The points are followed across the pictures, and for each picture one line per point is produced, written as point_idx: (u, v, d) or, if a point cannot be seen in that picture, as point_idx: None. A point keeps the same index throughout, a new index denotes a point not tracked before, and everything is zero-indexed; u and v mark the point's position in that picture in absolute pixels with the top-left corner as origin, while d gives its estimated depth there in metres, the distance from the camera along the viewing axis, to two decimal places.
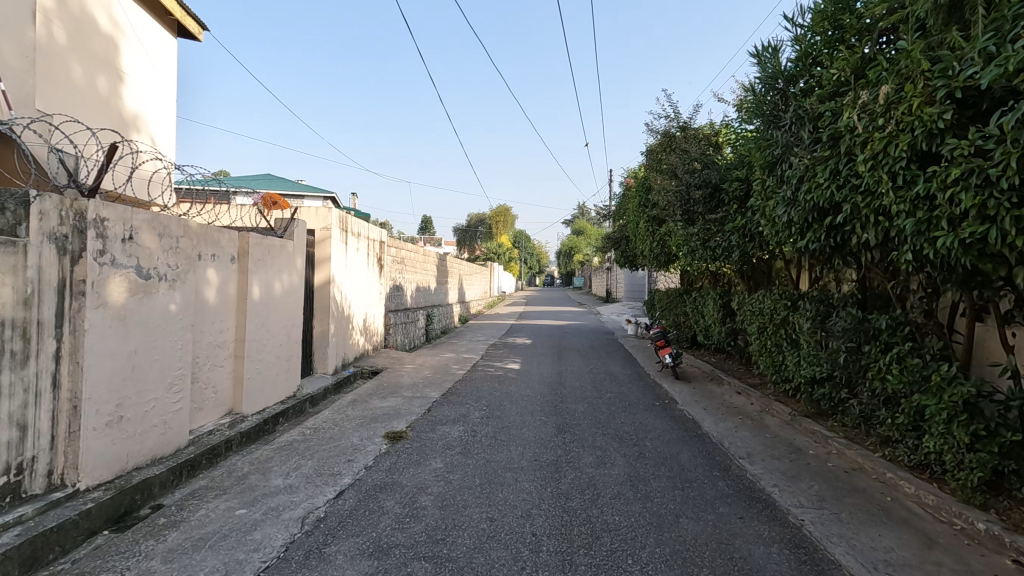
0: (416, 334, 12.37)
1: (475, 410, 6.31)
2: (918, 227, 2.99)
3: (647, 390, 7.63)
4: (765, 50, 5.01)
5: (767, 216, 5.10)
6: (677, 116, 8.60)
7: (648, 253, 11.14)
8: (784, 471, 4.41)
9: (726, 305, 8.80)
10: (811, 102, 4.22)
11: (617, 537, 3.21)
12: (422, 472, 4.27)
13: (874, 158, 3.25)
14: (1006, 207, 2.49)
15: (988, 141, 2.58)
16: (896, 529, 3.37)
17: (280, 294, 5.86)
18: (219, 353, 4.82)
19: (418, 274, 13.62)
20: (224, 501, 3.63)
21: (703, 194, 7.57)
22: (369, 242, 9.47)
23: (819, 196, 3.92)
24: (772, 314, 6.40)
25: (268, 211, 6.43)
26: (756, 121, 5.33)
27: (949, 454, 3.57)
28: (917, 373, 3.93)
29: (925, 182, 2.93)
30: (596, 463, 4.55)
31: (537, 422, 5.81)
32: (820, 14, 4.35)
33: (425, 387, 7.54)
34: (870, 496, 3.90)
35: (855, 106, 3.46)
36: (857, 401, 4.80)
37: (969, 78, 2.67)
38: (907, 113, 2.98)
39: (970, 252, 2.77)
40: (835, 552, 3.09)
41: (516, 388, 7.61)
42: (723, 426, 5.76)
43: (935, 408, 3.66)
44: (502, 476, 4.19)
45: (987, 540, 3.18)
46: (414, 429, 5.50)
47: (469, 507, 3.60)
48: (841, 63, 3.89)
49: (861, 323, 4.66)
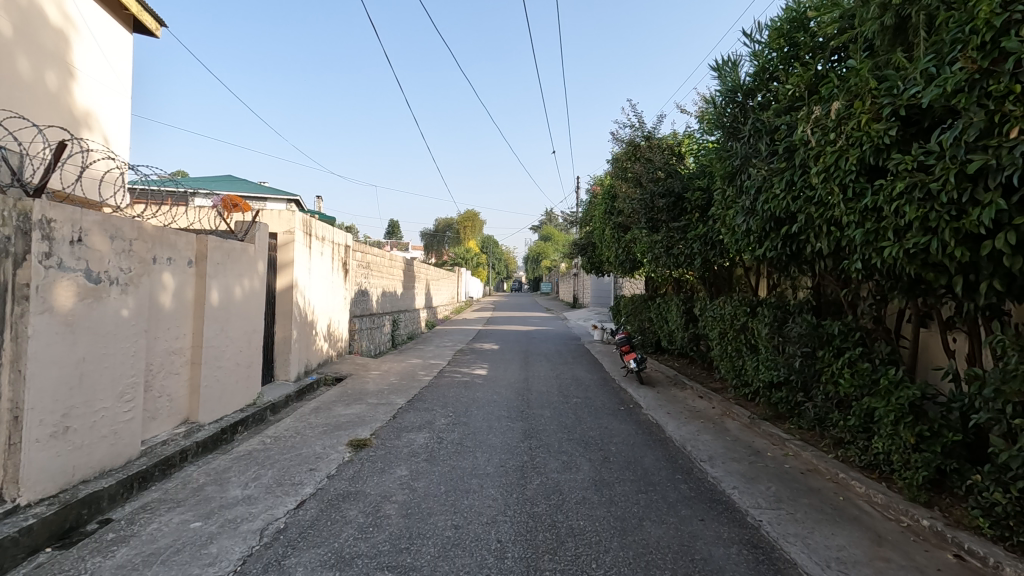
0: (381, 339, 12.20)
1: (441, 416, 6.26)
2: (867, 237, 3.13)
3: (612, 395, 7.71)
4: (725, 64, 5.15)
5: (728, 225, 5.25)
6: (642, 126, 8.73)
7: (613, 259, 11.27)
8: (743, 474, 4.52)
9: (689, 310, 9.01)
10: (768, 115, 4.37)
11: (582, 541, 3.23)
12: (386, 480, 4.20)
13: (826, 171, 3.40)
14: (947, 219, 2.59)
15: (929, 156, 2.71)
16: (848, 528, 3.50)
17: (241, 299, 5.71)
18: (175, 360, 4.66)
19: (384, 278, 13.43)
20: (178, 514, 3.50)
21: (666, 203, 7.67)
22: (334, 246, 9.32)
23: (776, 206, 4.08)
24: (732, 320, 6.58)
25: (228, 213, 6.24)
26: (717, 132, 5.47)
27: (896, 454, 3.73)
28: (867, 376, 4.12)
29: (872, 195, 3.07)
30: (562, 468, 4.58)
31: (503, 428, 5.80)
32: (777, 31, 4.51)
33: (391, 393, 7.46)
34: (824, 496, 4.04)
35: (808, 120, 3.61)
36: (811, 404, 4.97)
37: (912, 96, 2.80)
38: (856, 129, 3.13)
39: (915, 262, 2.90)
40: (791, 552, 3.18)
41: (483, 394, 7.57)
42: (686, 430, 5.88)
43: (884, 411, 3.82)
44: (467, 483, 4.17)
45: (931, 535, 3.34)
46: (380, 437, 5.41)
47: (435, 514, 3.57)
48: (796, 78, 4.07)
49: (816, 329, 4.85)
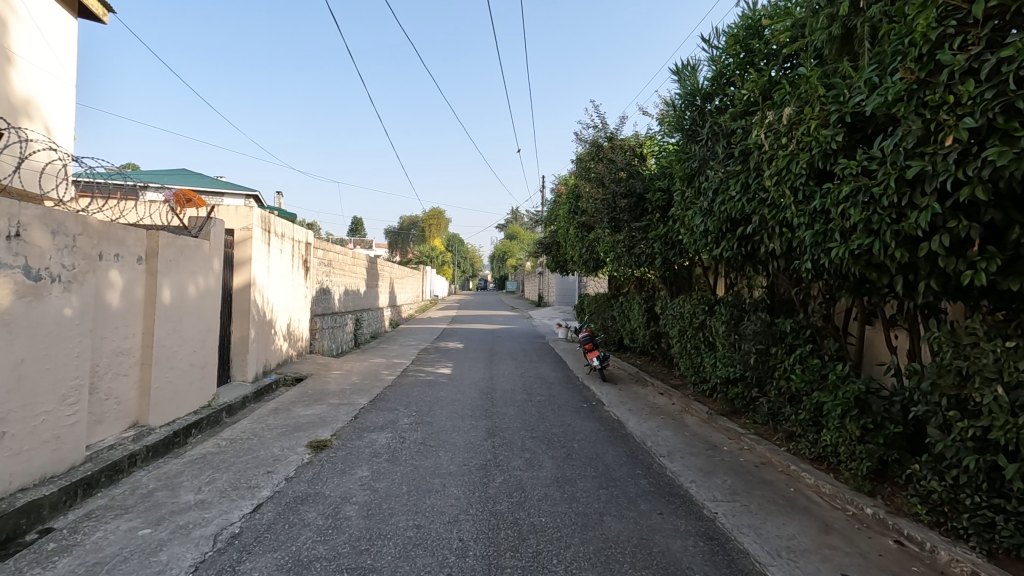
0: (344, 338, 11.98)
1: (405, 416, 6.21)
2: (816, 238, 3.26)
3: (575, 393, 7.80)
4: (685, 68, 5.27)
5: (687, 225, 5.38)
6: (605, 127, 8.84)
7: (577, 259, 11.38)
8: (700, 468, 4.65)
9: (651, 309, 9.19)
10: (725, 119, 4.51)
11: (544, 538, 3.26)
12: (347, 481, 4.15)
13: (778, 174, 3.53)
14: (888, 221, 2.70)
15: (872, 162, 2.83)
16: (798, 518, 3.64)
17: (195, 298, 5.53)
18: (124, 361, 4.47)
19: (346, 277, 13.20)
20: (126, 521, 3.36)
21: (628, 203, 7.77)
22: (294, 243, 9.11)
23: (732, 207, 4.21)
24: (692, 318, 6.74)
25: (180, 209, 6.01)
26: (677, 134, 5.60)
27: (843, 446, 3.89)
28: (817, 372, 4.31)
29: (821, 198, 3.20)
30: (525, 465, 4.61)
31: (466, 427, 5.79)
32: (733, 37, 4.65)
33: (353, 393, 7.35)
34: (777, 487, 4.19)
35: (763, 125, 3.75)
36: (765, 399, 5.14)
37: (857, 104, 2.92)
38: (806, 134, 3.26)
39: (859, 262, 3.03)
40: (744, 542, 3.29)
41: (447, 393, 7.53)
42: (647, 426, 5.99)
43: (832, 404, 3.99)
44: (430, 482, 4.14)
45: (874, 523, 3.51)
46: (341, 437, 5.33)
47: (396, 515, 3.54)
48: (751, 84, 4.21)
49: (770, 326, 5.03)
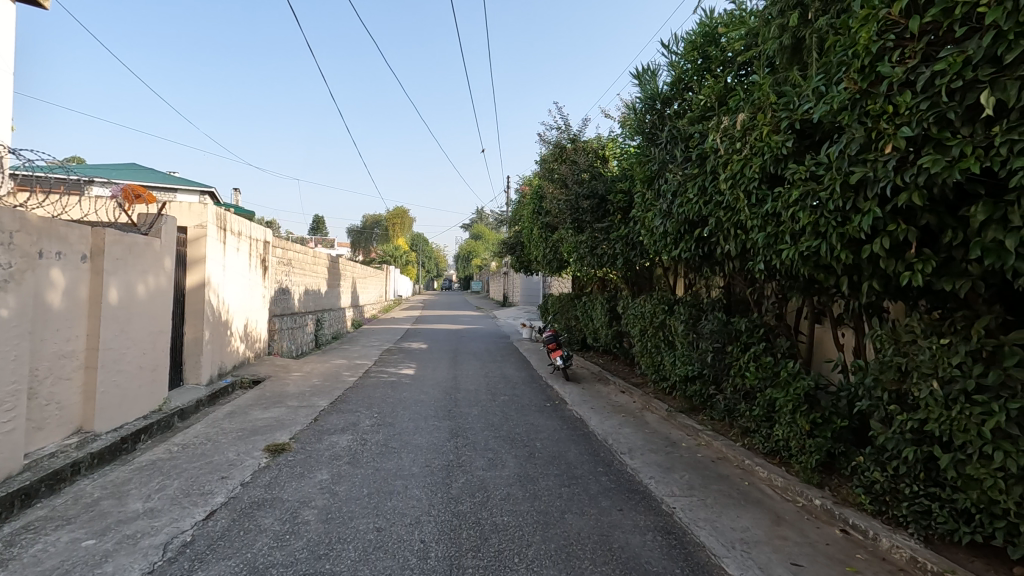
0: (304, 339, 11.71)
1: (366, 417, 6.11)
2: (768, 240, 3.38)
3: (539, 392, 7.85)
4: (645, 72, 5.37)
5: (647, 227, 5.49)
6: (568, 128, 8.92)
7: (541, 259, 11.44)
8: (660, 464, 4.75)
9: (613, 309, 9.33)
10: (683, 123, 4.63)
11: (505, 537, 3.27)
12: (305, 485, 4.06)
13: (733, 177, 3.65)
14: (833, 224, 2.83)
15: (819, 168, 2.95)
16: (751, 510, 3.77)
17: (145, 298, 5.31)
18: (66, 364, 4.25)
19: (307, 277, 12.90)
20: (68, 532, 3.20)
21: (590, 204, 7.87)
22: (252, 241, 8.85)
23: (690, 209, 4.32)
24: (652, 318, 6.87)
25: (129, 205, 5.76)
26: (637, 137, 5.70)
27: (794, 440, 4.05)
28: (769, 369, 4.48)
29: (772, 201, 3.33)
30: (488, 465, 4.61)
31: (429, 428, 5.74)
32: (691, 43, 4.78)
33: (313, 395, 7.19)
34: (732, 481, 4.32)
35: (719, 130, 3.87)
36: (722, 396, 5.30)
37: (805, 112, 3.04)
38: (759, 140, 3.38)
39: (808, 263, 3.15)
40: (700, 535, 3.39)
41: (410, 393, 7.46)
42: (609, 424, 6.09)
43: (784, 400, 4.15)
44: (392, 484, 4.10)
45: (822, 513, 3.66)
46: (300, 440, 5.21)
47: (356, 518, 3.49)
48: (707, 90, 4.34)
49: (726, 325, 5.18)
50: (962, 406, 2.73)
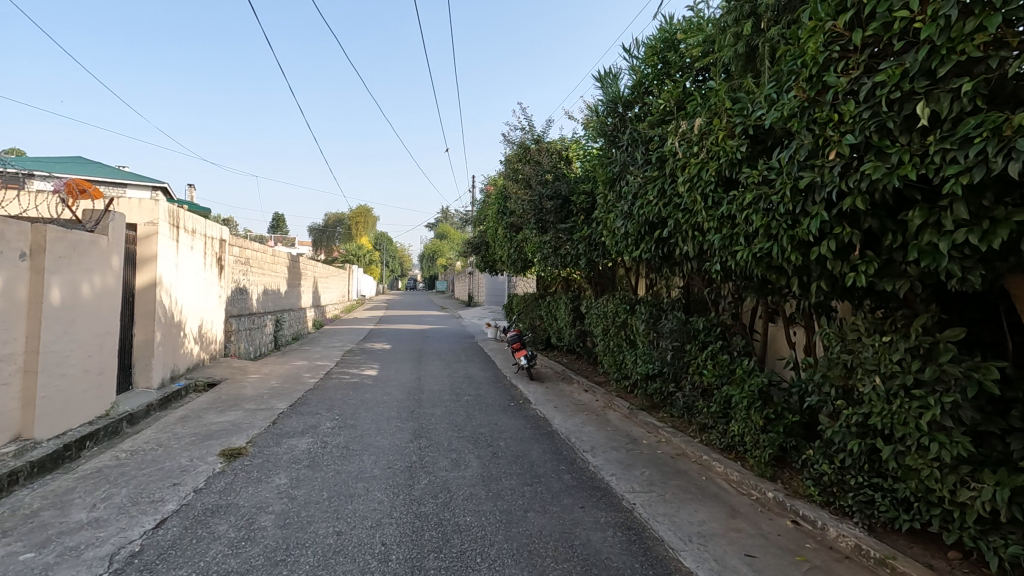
0: (262, 341, 11.40)
1: (327, 419, 6.01)
2: (724, 242, 3.49)
3: (503, 392, 7.86)
4: (607, 76, 5.45)
5: (609, 228, 5.58)
6: (532, 129, 8.97)
7: (505, 259, 11.45)
8: (622, 461, 4.83)
9: (576, 308, 9.43)
10: (643, 126, 4.72)
11: (467, 537, 3.27)
12: (262, 490, 3.96)
13: (691, 181, 3.75)
14: (784, 227, 2.94)
15: (771, 173, 3.06)
16: (708, 504, 3.88)
17: (90, 298, 5.07)
18: (2, 368, 4.02)
19: (265, 276, 12.55)
20: (4, 545, 3.03)
21: (554, 205, 7.94)
22: (207, 239, 8.56)
23: (650, 211, 4.42)
24: (615, 317, 6.98)
25: (73, 201, 5.49)
26: (599, 139, 5.78)
27: (749, 435, 4.19)
28: (726, 367, 4.63)
29: (728, 204, 3.43)
30: (450, 465, 4.59)
31: (392, 429, 5.68)
32: (651, 49, 4.87)
33: (271, 398, 7.01)
34: (690, 477, 4.44)
35: (677, 134, 3.97)
36: (681, 393, 5.42)
37: (758, 118, 3.15)
38: (715, 144, 3.48)
39: (761, 264, 3.27)
40: (659, 530, 3.46)
41: (373, 395, 7.35)
42: (572, 423, 6.16)
43: (739, 397, 4.28)
44: (353, 487, 4.04)
45: (774, 505, 3.80)
46: (257, 444, 5.07)
47: (315, 522, 3.42)
48: (666, 94, 4.44)
49: (684, 325, 5.30)
50: (901, 400, 2.88)
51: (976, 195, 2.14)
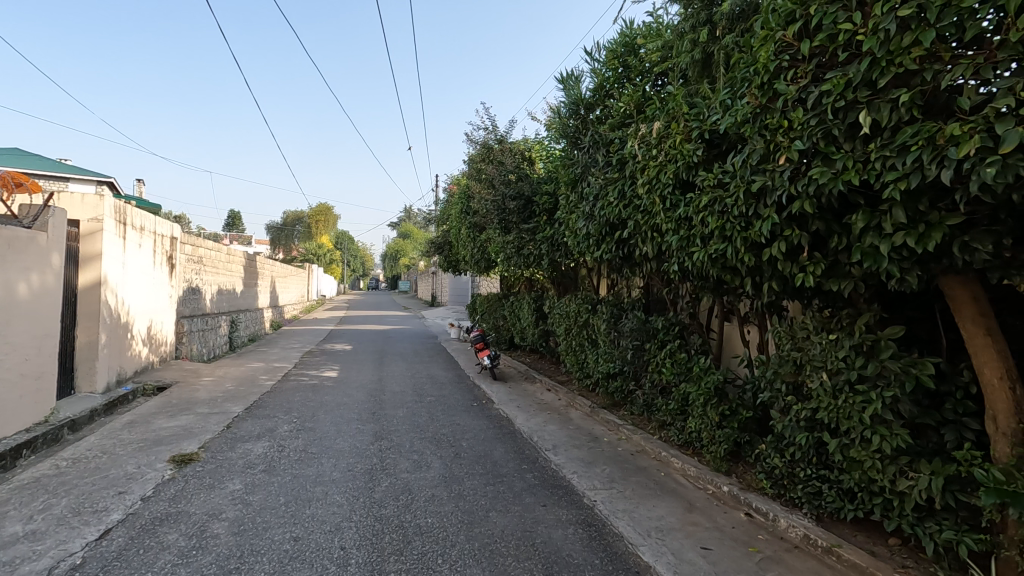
0: (217, 342, 11.01)
1: (285, 422, 5.85)
2: (681, 243, 3.58)
3: (466, 392, 7.83)
4: (569, 78, 5.50)
5: (571, 229, 5.64)
6: (495, 129, 8.97)
7: (469, 259, 11.42)
8: (583, 459, 4.89)
9: (539, 308, 9.48)
10: (604, 129, 4.79)
11: (429, 538, 3.25)
12: (215, 496, 3.82)
13: (650, 183, 3.84)
14: (738, 229, 3.04)
15: (725, 176, 3.16)
16: (666, 500, 3.97)
17: (27, 298, 4.79)
18: None
19: (220, 275, 12.13)
20: None
21: (517, 205, 7.98)
22: (156, 237, 8.21)
23: (610, 212, 4.49)
24: (577, 317, 7.06)
25: (8, 195, 5.16)
26: (562, 140, 5.83)
27: (706, 431, 4.31)
28: (683, 365, 4.75)
29: (685, 206, 3.52)
30: (412, 467, 4.55)
31: (352, 432, 5.58)
32: (612, 52, 4.95)
33: (225, 401, 6.78)
34: (649, 473, 4.53)
35: (637, 137, 4.05)
36: (641, 391, 5.53)
37: (713, 123, 3.24)
38: (672, 147, 3.57)
39: (716, 265, 3.37)
40: (619, 526, 3.52)
41: (332, 396, 7.21)
42: (534, 422, 6.19)
43: (697, 393, 4.41)
44: (311, 491, 3.96)
45: (729, 499, 3.92)
46: (210, 449, 4.90)
47: (271, 528, 3.33)
48: (627, 98, 4.52)
49: (644, 324, 5.42)
50: (846, 395, 3.02)
51: (913, 200, 2.26)
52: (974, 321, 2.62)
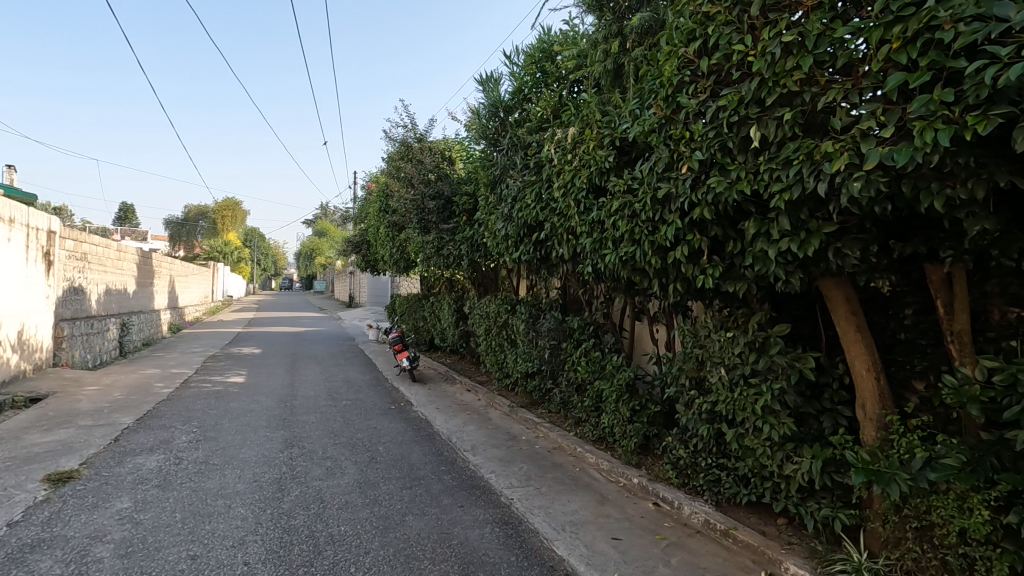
0: (104, 347, 10.01)
1: (183, 433, 5.43)
2: (594, 245, 3.72)
3: (384, 395, 7.66)
4: (488, 79, 5.54)
5: (490, 230, 5.67)
6: (415, 127, 8.85)
7: (387, 259, 11.17)
8: (501, 458, 4.94)
9: (460, 309, 9.46)
10: (522, 132, 4.88)
11: (341, 547, 3.14)
12: (98, 516, 3.48)
13: (565, 187, 3.96)
14: (645, 233, 3.20)
15: (634, 182, 3.32)
16: (580, 494, 4.09)
17: None
18: None
19: (108, 274, 11.03)
20: None
21: (436, 205, 7.92)
22: (29, 230, 7.33)
23: (528, 214, 4.58)
24: (496, 317, 7.12)
25: None
26: (481, 141, 5.86)
27: (618, 426, 4.49)
28: (597, 363, 4.95)
29: (598, 210, 3.66)
30: (325, 474, 4.38)
31: (260, 440, 5.28)
32: (530, 57, 5.05)
33: (113, 412, 6.18)
34: (565, 469, 4.65)
35: (554, 141, 4.16)
36: (558, 389, 5.66)
37: (623, 131, 3.40)
38: (586, 153, 3.71)
39: (626, 266, 3.52)
40: (535, 522, 3.59)
41: (238, 403, 6.78)
42: (453, 423, 6.15)
43: (610, 390, 4.59)
44: (212, 505, 3.70)
45: (638, 490, 4.10)
46: (93, 465, 4.44)
47: (165, 548, 3.08)
48: (544, 103, 4.63)
49: (560, 324, 5.57)
50: (741, 388, 3.27)
51: (796, 209, 2.49)
52: (847, 318, 2.92)
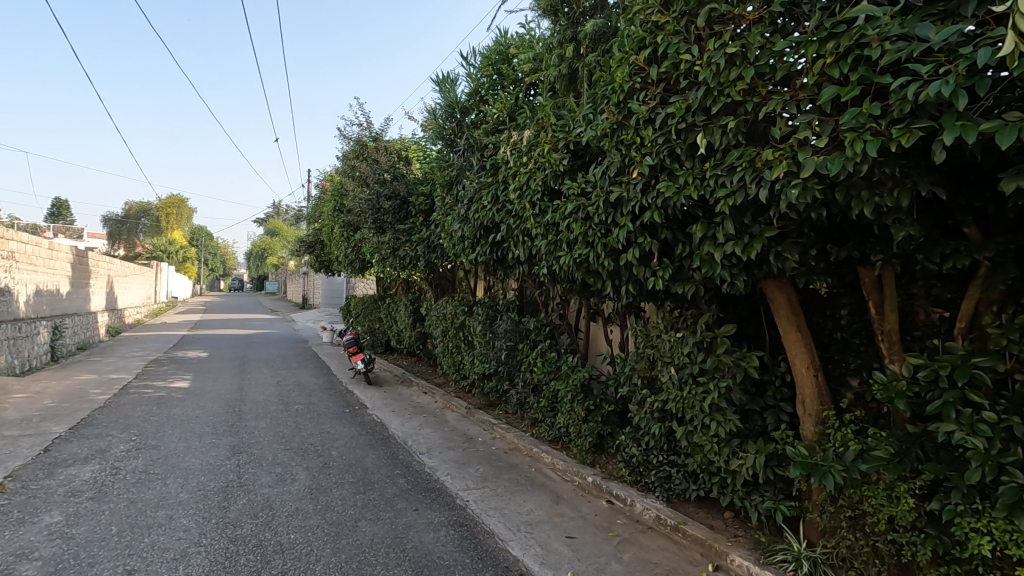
0: (33, 352, 9.40)
1: (121, 441, 5.16)
2: (549, 247, 3.76)
3: (338, 399, 7.49)
4: (445, 80, 5.51)
5: (446, 231, 5.65)
6: (370, 126, 8.71)
7: (342, 259, 10.95)
8: (457, 460, 4.92)
9: (416, 310, 9.37)
10: (479, 133, 4.88)
11: (290, 555, 3.06)
12: (25, 533, 3.26)
13: (521, 189, 3.99)
14: (598, 236, 3.26)
15: (588, 186, 3.37)
16: (535, 494, 4.13)
17: None
18: None
19: (38, 274, 10.36)
20: None
21: (392, 205, 7.83)
22: None
23: (484, 215, 4.58)
24: (453, 318, 7.09)
25: None
26: (437, 142, 5.83)
27: (573, 426, 4.55)
28: (553, 364, 4.99)
29: (553, 213, 3.71)
30: (274, 481, 4.25)
31: (205, 447, 5.07)
32: (486, 59, 5.07)
33: (43, 421, 5.81)
34: (520, 469, 4.68)
35: (509, 143, 4.19)
36: (514, 390, 5.68)
37: (577, 135, 3.45)
38: (541, 155, 3.74)
39: (580, 268, 3.58)
40: (490, 523, 3.59)
41: (181, 409, 6.50)
42: (409, 426, 6.08)
43: (565, 390, 4.64)
44: (151, 516, 3.53)
45: (592, 488, 4.17)
46: (20, 478, 4.16)
47: (99, 563, 2.92)
48: (500, 105, 4.65)
49: (517, 325, 5.60)
50: (690, 387, 3.37)
51: (739, 214, 2.58)
52: (787, 319, 3.06)
